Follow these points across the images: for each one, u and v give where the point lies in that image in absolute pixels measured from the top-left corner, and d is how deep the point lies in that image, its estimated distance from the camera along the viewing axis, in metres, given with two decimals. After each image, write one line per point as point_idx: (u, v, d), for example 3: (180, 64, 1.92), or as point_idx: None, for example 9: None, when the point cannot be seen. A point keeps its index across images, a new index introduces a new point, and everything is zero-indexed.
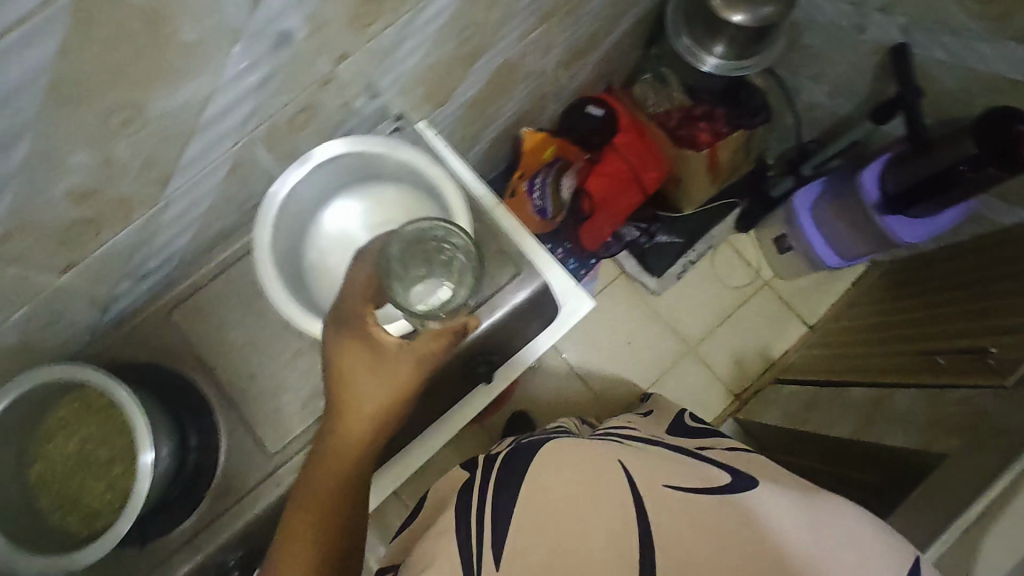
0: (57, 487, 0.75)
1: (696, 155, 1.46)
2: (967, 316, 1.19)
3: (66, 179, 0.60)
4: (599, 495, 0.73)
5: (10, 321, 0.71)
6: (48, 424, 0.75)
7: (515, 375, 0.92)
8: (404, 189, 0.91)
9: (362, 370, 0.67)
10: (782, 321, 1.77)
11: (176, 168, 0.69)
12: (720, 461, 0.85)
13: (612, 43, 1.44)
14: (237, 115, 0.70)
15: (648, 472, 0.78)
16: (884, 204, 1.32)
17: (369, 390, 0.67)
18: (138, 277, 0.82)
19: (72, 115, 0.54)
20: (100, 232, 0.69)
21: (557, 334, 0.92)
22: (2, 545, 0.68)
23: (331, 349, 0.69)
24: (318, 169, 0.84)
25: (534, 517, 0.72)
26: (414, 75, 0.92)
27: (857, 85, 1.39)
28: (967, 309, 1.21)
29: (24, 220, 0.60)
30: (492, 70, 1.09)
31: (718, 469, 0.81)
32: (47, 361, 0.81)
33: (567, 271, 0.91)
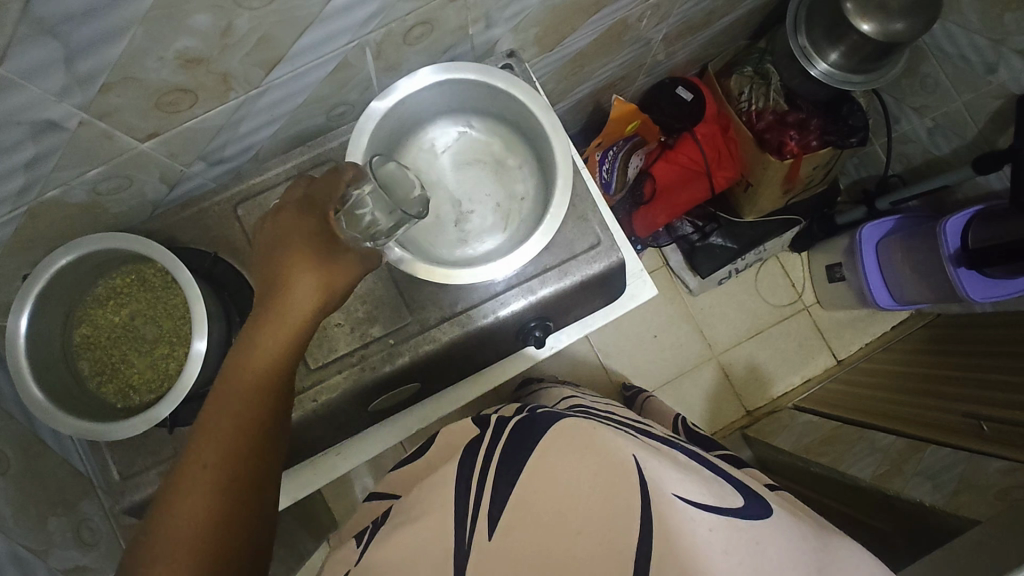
0: (99, 355, 0.73)
1: (778, 163, 1.37)
2: (1001, 385, 1.19)
3: (182, 38, 0.56)
4: (605, 498, 0.54)
5: (84, 175, 0.67)
6: (104, 289, 0.73)
7: (563, 345, 0.96)
8: (510, 130, 0.87)
9: (293, 268, 0.61)
10: (813, 349, 1.74)
11: (286, 54, 0.65)
12: (733, 474, 0.69)
13: (722, 26, 1.36)
14: (361, 12, 0.65)
15: (655, 468, 0.58)
16: (962, 257, 1.25)
17: (305, 282, 0.61)
18: (213, 160, 0.78)
19: None
20: (195, 104, 0.65)
21: (612, 313, 0.97)
22: (40, 400, 0.66)
23: (272, 242, 0.64)
24: (432, 88, 0.80)
25: (525, 494, 0.58)
26: (535, 13, 0.86)
27: (963, 127, 1.33)
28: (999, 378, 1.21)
29: (128, 71, 0.56)
30: (604, 27, 1.03)
31: (729, 486, 0.64)
32: (106, 224, 0.78)
33: (638, 256, 0.95)
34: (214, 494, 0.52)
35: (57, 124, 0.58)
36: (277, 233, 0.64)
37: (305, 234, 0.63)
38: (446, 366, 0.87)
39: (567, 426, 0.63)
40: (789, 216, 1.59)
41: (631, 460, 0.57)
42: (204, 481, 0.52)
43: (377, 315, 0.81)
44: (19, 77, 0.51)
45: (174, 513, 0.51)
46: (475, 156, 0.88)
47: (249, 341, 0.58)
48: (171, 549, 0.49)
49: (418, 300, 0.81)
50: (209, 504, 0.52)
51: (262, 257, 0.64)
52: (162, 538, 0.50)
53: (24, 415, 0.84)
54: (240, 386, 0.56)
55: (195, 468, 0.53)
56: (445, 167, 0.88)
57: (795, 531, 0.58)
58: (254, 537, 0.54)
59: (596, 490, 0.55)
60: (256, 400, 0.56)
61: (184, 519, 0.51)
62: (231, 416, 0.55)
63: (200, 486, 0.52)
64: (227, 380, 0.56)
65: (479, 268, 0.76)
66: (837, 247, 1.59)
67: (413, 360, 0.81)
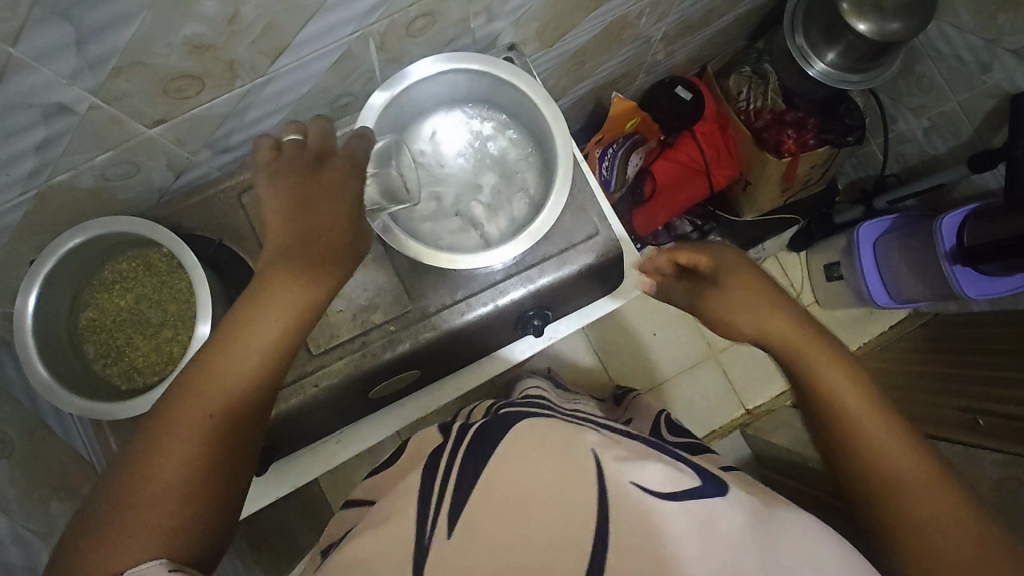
0: (105, 338, 0.74)
1: (776, 162, 1.39)
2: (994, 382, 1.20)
3: (191, 25, 0.57)
4: (585, 486, 0.49)
5: (92, 161, 0.69)
6: (110, 273, 0.75)
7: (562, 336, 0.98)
8: (512, 121, 0.89)
9: (331, 234, 0.61)
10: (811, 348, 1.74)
11: (292, 43, 0.67)
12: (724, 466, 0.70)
13: (722, 25, 1.38)
14: (365, 3, 0.67)
15: (625, 460, 0.53)
16: (957, 254, 1.26)
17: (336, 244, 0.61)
18: (218, 148, 0.79)
19: None
20: (202, 91, 0.67)
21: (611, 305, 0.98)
22: (47, 380, 0.67)
23: (300, 184, 0.62)
24: (437, 79, 0.82)
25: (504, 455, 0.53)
26: (537, 8, 0.88)
27: (960, 126, 1.34)
28: (993, 375, 1.22)
29: (136, 57, 0.58)
30: (605, 23, 1.05)
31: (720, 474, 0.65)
32: (114, 211, 0.80)
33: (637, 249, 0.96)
34: (190, 455, 0.52)
35: (67, 108, 0.60)
36: (307, 174, 0.62)
37: (314, 213, 0.61)
38: (446, 353, 0.88)
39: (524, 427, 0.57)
40: (786, 215, 1.61)
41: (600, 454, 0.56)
42: (180, 439, 0.52)
43: (378, 302, 0.82)
44: (32, 60, 0.53)
45: (155, 465, 0.51)
46: (478, 147, 0.90)
47: (242, 313, 0.57)
48: (150, 499, 0.50)
49: (418, 288, 0.83)
50: (193, 457, 0.52)
51: (285, 192, 0.61)
52: (131, 487, 0.50)
53: (31, 400, 0.86)
54: (229, 355, 0.56)
55: (174, 426, 0.53)
56: (453, 156, 0.90)
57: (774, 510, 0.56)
58: (228, 502, 0.54)
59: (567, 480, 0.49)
60: (262, 363, 0.57)
61: (163, 470, 0.51)
62: (216, 383, 0.55)
63: (177, 443, 0.52)
64: (217, 347, 0.56)
65: (473, 257, 0.77)
66: (835, 246, 1.61)
67: (414, 347, 0.82)
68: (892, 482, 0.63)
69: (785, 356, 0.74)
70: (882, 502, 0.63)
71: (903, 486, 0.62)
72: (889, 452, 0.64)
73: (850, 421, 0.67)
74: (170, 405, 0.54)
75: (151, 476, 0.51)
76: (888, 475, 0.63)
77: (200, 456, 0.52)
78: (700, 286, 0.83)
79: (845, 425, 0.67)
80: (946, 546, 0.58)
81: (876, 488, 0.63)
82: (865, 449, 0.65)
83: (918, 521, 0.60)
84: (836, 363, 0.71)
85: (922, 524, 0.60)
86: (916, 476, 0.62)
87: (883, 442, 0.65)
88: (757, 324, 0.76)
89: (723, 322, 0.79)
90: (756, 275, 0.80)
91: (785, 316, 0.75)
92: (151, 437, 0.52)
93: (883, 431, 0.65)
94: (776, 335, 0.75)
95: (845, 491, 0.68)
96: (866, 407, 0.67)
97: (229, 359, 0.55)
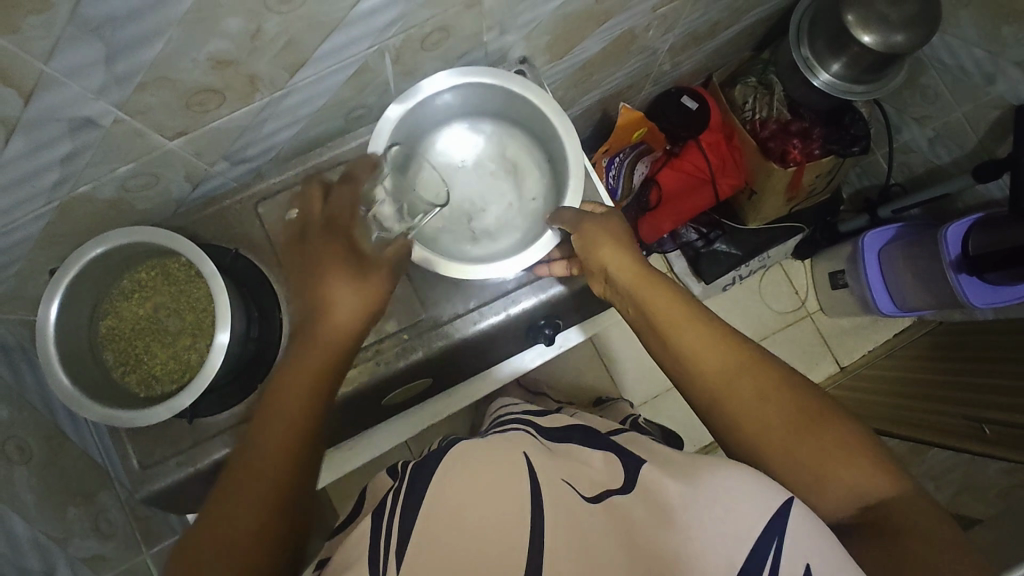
0: (124, 346, 0.75)
1: (782, 171, 1.40)
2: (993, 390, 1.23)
3: (216, 41, 0.59)
4: (516, 489, 0.57)
5: (114, 172, 0.70)
6: (129, 282, 0.76)
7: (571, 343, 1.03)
8: (520, 133, 0.91)
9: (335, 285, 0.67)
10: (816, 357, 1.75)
11: (311, 58, 0.68)
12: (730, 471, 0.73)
13: (728, 36, 1.39)
14: (384, 19, 0.68)
15: (548, 465, 0.62)
16: (963, 263, 1.27)
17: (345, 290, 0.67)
18: (235, 160, 0.81)
19: None
20: (222, 105, 0.68)
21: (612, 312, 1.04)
22: (69, 388, 0.68)
23: (314, 245, 0.71)
24: (444, 91, 0.83)
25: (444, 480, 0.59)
26: (547, 22, 0.89)
27: (964, 137, 1.35)
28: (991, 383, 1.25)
29: (162, 71, 0.59)
30: (613, 36, 1.07)
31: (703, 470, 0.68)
32: (132, 221, 0.81)
33: None
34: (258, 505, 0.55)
35: (93, 122, 0.61)
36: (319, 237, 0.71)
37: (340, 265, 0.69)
38: (457, 361, 0.89)
39: (487, 441, 0.66)
40: (792, 224, 1.62)
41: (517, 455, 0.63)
42: (250, 491, 0.56)
43: (391, 311, 0.83)
44: (62, 76, 0.54)
45: (228, 501, 0.55)
46: (492, 159, 0.92)
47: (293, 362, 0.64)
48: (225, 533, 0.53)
49: (431, 298, 0.84)
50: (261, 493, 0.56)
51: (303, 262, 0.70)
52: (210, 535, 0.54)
53: (47, 407, 0.86)
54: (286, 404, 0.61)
55: (246, 479, 0.56)
56: (467, 168, 0.91)
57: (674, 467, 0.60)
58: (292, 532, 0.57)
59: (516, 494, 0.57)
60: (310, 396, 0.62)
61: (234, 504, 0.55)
62: (277, 433, 0.59)
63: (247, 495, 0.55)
64: (274, 398, 0.61)
65: (485, 270, 0.78)
66: (840, 255, 1.61)
67: (426, 356, 0.83)
68: (771, 433, 0.62)
69: (636, 306, 0.73)
70: (767, 454, 0.62)
71: (778, 434, 0.61)
72: (763, 404, 0.63)
73: (684, 365, 0.67)
74: (239, 461, 0.58)
75: (228, 528, 0.54)
76: (766, 426, 0.62)
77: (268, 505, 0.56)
78: (581, 241, 0.78)
79: (722, 378, 0.65)
80: (832, 480, 0.59)
81: (760, 442, 0.62)
82: (737, 408, 0.63)
83: (821, 467, 0.59)
84: (668, 305, 0.70)
85: (803, 469, 0.60)
86: (786, 420, 0.62)
87: (762, 391, 0.63)
88: (618, 276, 0.75)
89: (606, 283, 0.77)
90: (615, 226, 0.78)
91: (625, 261, 0.75)
92: (224, 492, 0.56)
93: (747, 384, 0.64)
94: (628, 283, 0.74)
95: (724, 443, 0.67)
96: (724, 358, 0.65)
97: (285, 406, 0.61)
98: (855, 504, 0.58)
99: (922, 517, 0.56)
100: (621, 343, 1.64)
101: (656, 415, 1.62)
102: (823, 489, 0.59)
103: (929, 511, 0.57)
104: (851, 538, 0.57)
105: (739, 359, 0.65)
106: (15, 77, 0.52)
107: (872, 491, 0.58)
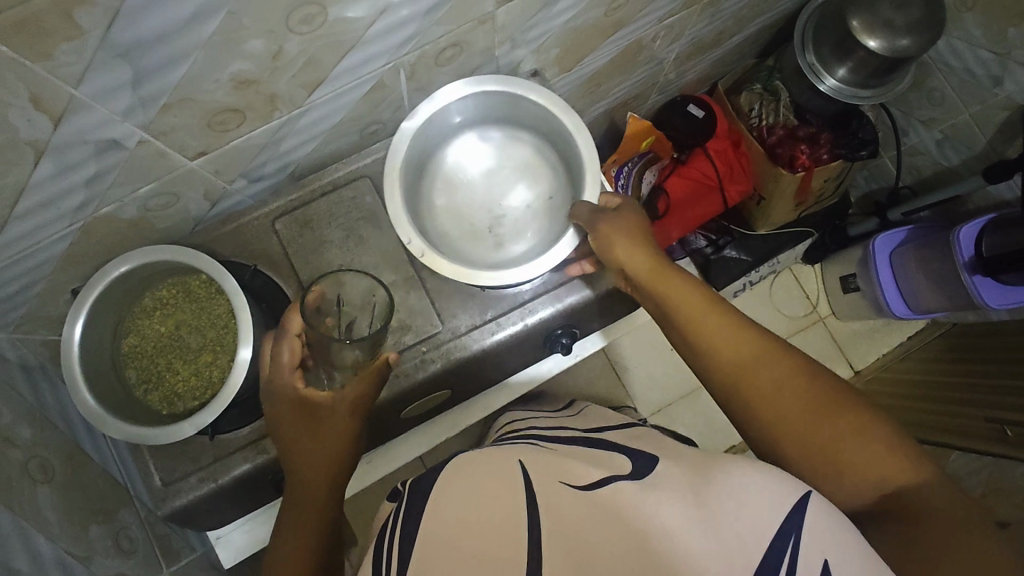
0: (145, 363, 0.76)
1: (791, 176, 1.42)
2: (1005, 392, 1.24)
3: (239, 62, 0.60)
4: (519, 496, 0.58)
5: (138, 193, 0.72)
6: (149, 300, 0.77)
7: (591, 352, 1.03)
8: (532, 139, 0.91)
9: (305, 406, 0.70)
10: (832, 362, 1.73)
11: (330, 75, 0.69)
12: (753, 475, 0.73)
13: (733, 44, 1.41)
14: (401, 37, 0.70)
15: (553, 472, 0.62)
16: (976, 264, 1.26)
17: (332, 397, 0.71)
18: (253, 177, 0.82)
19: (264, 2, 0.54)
20: (242, 124, 0.69)
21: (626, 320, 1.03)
22: (94, 406, 0.69)
23: (276, 375, 0.71)
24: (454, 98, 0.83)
25: (445, 491, 0.60)
26: (556, 35, 0.90)
27: (972, 138, 1.36)
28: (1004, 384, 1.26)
29: (185, 93, 0.60)
30: (622, 46, 1.08)
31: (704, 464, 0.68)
32: (152, 239, 0.82)
33: None
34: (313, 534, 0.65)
35: (119, 143, 0.62)
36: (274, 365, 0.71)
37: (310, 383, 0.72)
38: (476, 371, 0.90)
39: (486, 454, 0.67)
40: (801, 229, 1.63)
41: (516, 463, 0.64)
42: (299, 522, 0.66)
43: (408, 323, 0.84)
44: (91, 100, 0.55)
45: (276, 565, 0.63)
46: (504, 167, 0.92)
47: (302, 423, 0.70)
48: None
49: (448, 309, 0.84)
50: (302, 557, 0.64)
51: (268, 392, 0.71)
52: None
53: (69, 426, 0.87)
54: (314, 452, 0.69)
55: (298, 513, 0.67)
56: (478, 177, 0.92)
57: (676, 470, 0.60)
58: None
59: (515, 504, 0.57)
60: (330, 465, 0.69)
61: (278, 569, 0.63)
62: (311, 475, 0.69)
63: (302, 524, 0.66)
64: (298, 442, 0.69)
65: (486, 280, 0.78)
66: (851, 258, 1.61)
67: (444, 367, 0.83)
68: (788, 419, 0.61)
69: (653, 300, 0.74)
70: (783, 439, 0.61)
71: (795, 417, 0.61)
72: (779, 394, 0.62)
73: (700, 356, 0.68)
74: (287, 510, 0.68)
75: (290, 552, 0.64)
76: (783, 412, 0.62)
77: (316, 531, 0.66)
78: (597, 239, 0.79)
79: (737, 366, 0.65)
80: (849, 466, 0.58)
81: (777, 427, 0.62)
82: (756, 396, 0.63)
83: (839, 456, 0.59)
84: (685, 296, 0.71)
85: (819, 454, 0.59)
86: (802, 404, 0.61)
87: (777, 378, 0.63)
88: (635, 272, 0.76)
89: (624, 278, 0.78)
90: (629, 219, 0.80)
91: (641, 256, 0.76)
92: (283, 522, 0.67)
93: (765, 371, 0.64)
94: (645, 277, 0.75)
95: (745, 433, 0.66)
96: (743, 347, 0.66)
97: (308, 454, 0.69)
98: (874, 492, 0.57)
99: (945, 503, 0.55)
100: (633, 352, 1.64)
101: (670, 423, 1.61)
102: (842, 478, 0.58)
103: (955, 498, 0.55)
104: (869, 526, 0.56)
105: (755, 347, 0.65)
106: (46, 100, 0.53)
107: (892, 480, 0.57)
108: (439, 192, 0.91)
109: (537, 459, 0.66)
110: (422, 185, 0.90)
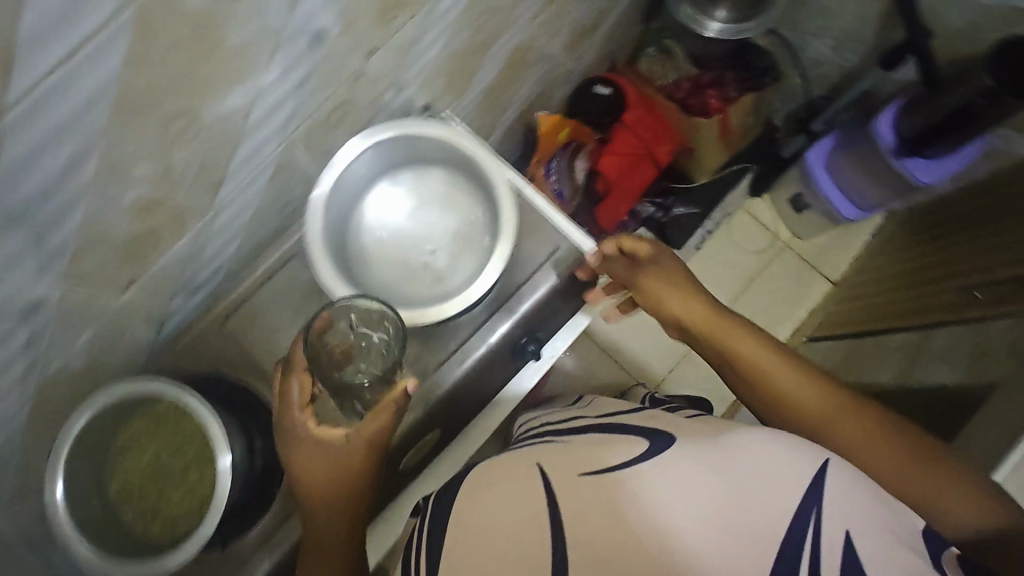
0: (136, 499, 0.77)
1: (708, 122, 1.46)
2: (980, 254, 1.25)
3: (133, 191, 0.62)
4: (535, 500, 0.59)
5: (79, 341, 0.73)
6: (122, 438, 0.77)
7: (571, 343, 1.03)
8: (443, 176, 0.95)
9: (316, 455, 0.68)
10: (806, 284, 1.76)
11: (226, 174, 0.71)
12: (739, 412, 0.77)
13: (615, 17, 1.44)
14: (282, 116, 0.72)
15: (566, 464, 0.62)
16: (901, 148, 1.29)
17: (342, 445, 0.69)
18: (189, 289, 0.83)
19: (136, 132, 0.56)
20: (159, 244, 0.71)
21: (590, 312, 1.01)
22: (95, 556, 0.70)
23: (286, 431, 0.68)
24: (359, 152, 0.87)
25: (460, 515, 0.62)
26: (437, 66, 0.93)
27: (862, 34, 1.41)
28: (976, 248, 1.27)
29: (92, 236, 0.62)
30: (506, 55, 1.11)
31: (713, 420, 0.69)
32: (112, 378, 0.83)
33: None
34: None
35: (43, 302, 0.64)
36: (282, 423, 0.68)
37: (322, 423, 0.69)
38: (459, 402, 0.92)
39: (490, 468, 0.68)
40: (739, 166, 1.64)
41: (532, 465, 0.64)
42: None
43: None
44: None
45: None
46: (422, 204, 0.95)
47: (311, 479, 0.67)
48: None
49: (412, 354, 0.86)
50: None
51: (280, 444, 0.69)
52: None
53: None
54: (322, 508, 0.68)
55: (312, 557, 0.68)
56: (401, 221, 0.94)
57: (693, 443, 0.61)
58: None
59: (532, 511, 0.58)
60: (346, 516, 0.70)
61: None
62: (322, 533, 0.69)
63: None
64: (312, 505, 0.70)
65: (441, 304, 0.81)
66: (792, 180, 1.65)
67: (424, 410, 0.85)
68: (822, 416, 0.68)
69: (716, 348, 0.79)
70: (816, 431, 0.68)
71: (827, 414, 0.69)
72: (868, 437, 0.66)
73: (776, 395, 0.72)
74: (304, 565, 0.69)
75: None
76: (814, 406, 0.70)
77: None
78: (641, 293, 0.86)
79: (824, 418, 0.69)
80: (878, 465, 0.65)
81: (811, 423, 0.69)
82: (835, 440, 0.67)
83: (929, 495, 0.62)
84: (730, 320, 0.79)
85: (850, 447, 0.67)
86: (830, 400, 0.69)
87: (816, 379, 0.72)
88: (694, 322, 0.82)
89: (681, 328, 0.84)
90: (673, 271, 0.86)
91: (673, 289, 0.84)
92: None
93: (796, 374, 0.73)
94: (702, 328, 0.81)
95: None
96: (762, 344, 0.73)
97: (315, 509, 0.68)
98: (969, 533, 0.60)
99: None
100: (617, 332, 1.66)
101: (677, 386, 1.65)
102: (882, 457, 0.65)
103: None
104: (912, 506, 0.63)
105: (844, 400, 0.69)
106: None
107: (984, 526, 0.60)
108: (370, 247, 0.93)
109: (552, 455, 0.65)
110: (351, 244, 0.92)
